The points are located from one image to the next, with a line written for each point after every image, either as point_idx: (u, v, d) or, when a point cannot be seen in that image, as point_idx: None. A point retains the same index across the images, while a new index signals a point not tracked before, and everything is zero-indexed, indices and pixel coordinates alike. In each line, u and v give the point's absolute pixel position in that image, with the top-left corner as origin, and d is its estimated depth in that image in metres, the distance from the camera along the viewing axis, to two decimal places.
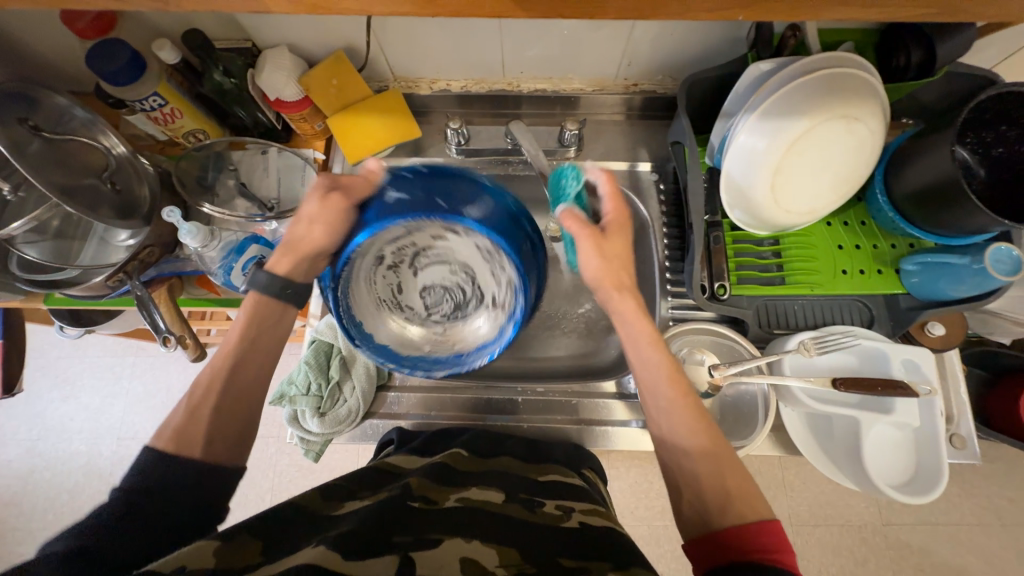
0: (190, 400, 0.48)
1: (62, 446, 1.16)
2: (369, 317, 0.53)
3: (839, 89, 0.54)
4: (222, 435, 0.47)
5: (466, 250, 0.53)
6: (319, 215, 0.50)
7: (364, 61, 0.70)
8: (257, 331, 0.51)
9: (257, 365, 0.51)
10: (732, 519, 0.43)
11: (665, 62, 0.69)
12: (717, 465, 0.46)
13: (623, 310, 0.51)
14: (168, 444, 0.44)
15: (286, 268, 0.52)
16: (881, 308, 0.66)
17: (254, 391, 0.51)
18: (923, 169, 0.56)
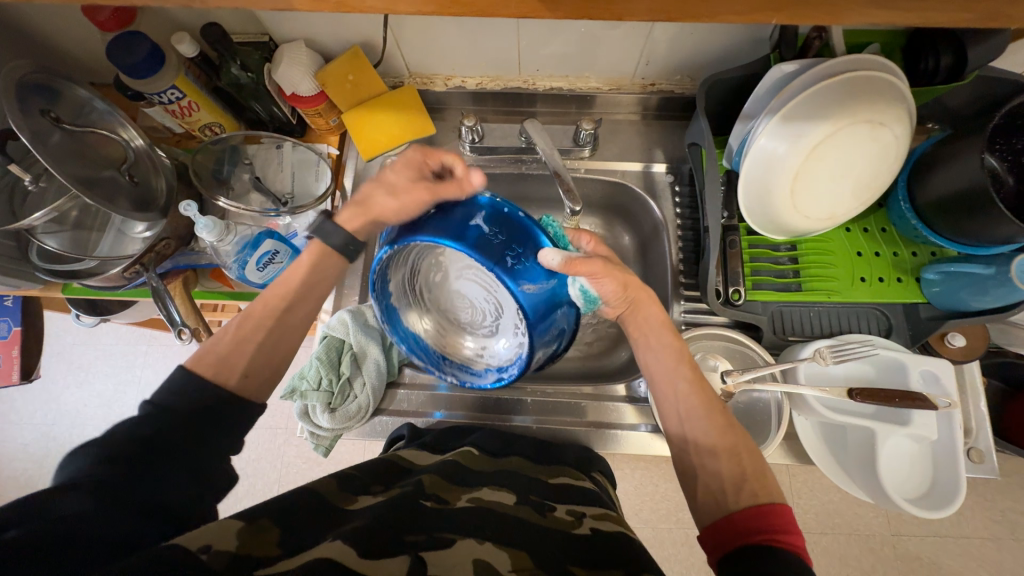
0: (235, 333, 0.50)
1: (77, 431, 1.18)
2: (397, 298, 0.54)
3: (865, 92, 0.53)
4: (256, 372, 0.50)
5: (505, 296, 0.48)
6: (403, 190, 0.52)
7: (379, 56, 0.70)
8: (311, 287, 0.54)
9: (300, 317, 0.54)
10: (747, 500, 0.43)
11: (684, 61, 0.68)
12: (736, 450, 0.47)
13: (647, 301, 0.54)
14: (208, 370, 0.48)
15: (353, 225, 0.56)
16: (900, 318, 0.64)
17: (290, 338, 0.54)
18: (948, 177, 0.55)
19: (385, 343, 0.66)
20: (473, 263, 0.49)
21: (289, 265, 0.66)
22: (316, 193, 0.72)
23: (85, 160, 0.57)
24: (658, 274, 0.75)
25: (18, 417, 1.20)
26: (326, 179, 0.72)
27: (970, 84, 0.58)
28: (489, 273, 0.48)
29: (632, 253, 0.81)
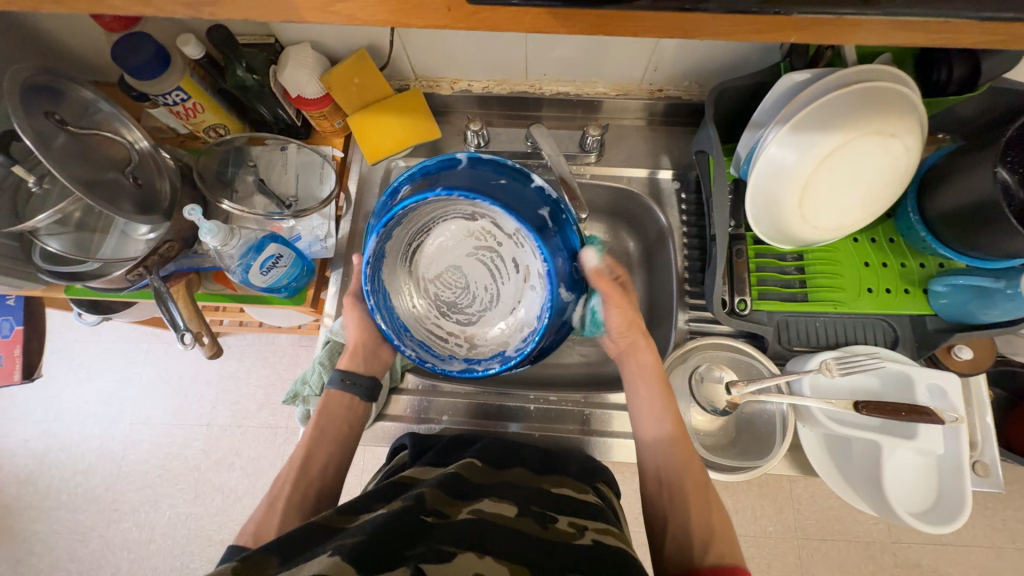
0: (273, 492, 0.53)
1: (77, 428, 1.18)
2: (394, 243, 0.54)
3: (878, 103, 0.52)
4: (296, 507, 0.53)
5: (515, 290, 0.56)
6: (351, 320, 0.63)
7: (386, 59, 0.69)
8: (327, 420, 0.58)
9: (330, 447, 0.57)
10: (714, 560, 0.47)
11: (693, 68, 0.68)
12: (708, 508, 0.52)
13: (637, 351, 0.60)
14: (248, 539, 0.49)
15: (347, 364, 0.62)
16: (907, 330, 0.64)
17: (328, 468, 0.57)
18: (959, 189, 0.54)
19: None
20: (502, 248, 0.56)
21: (292, 269, 0.65)
22: (320, 196, 0.71)
23: (89, 162, 0.57)
24: (663, 281, 0.74)
25: (19, 413, 1.20)
26: (331, 181, 0.72)
27: (982, 95, 0.58)
28: (510, 265, 0.56)
29: (637, 259, 0.80)
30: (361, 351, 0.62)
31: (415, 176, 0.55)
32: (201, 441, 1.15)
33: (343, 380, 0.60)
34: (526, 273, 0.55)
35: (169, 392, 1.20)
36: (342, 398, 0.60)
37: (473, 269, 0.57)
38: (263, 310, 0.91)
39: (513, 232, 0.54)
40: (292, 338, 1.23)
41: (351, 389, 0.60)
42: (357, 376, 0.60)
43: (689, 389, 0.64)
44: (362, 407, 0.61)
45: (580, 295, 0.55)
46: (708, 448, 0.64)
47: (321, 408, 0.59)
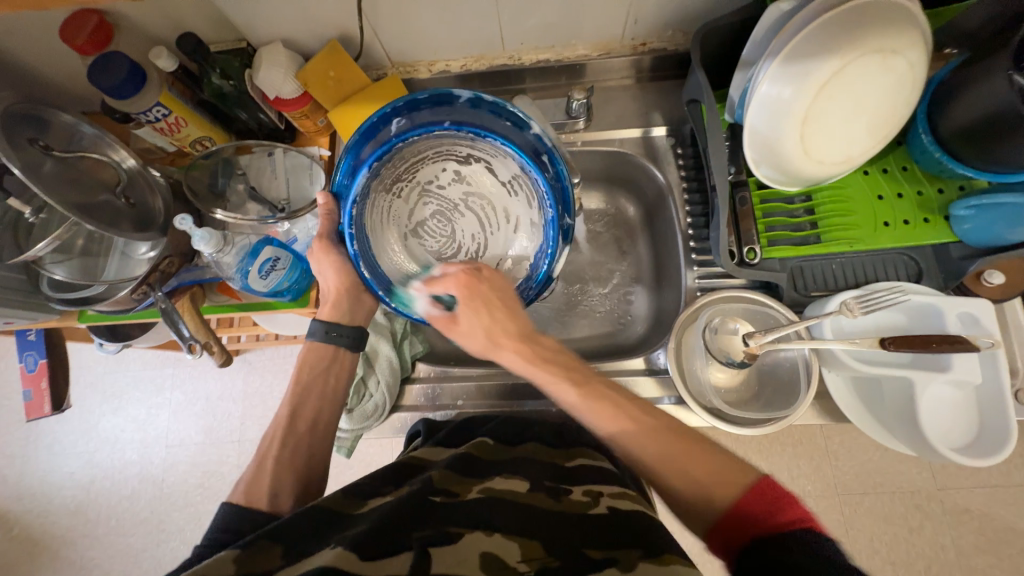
0: (261, 453, 0.53)
1: (116, 456, 1.22)
2: (385, 177, 0.58)
3: (874, 20, 0.49)
4: (284, 469, 0.52)
5: (504, 239, 0.62)
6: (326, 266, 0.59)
7: (359, 48, 0.68)
8: (309, 376, 0.58)
9: (313, 402, 0.57)
10: (730, 492, 0.43)
11: (675, 15, 0.64)
12: (686, 453, 0.47)
13: (520, 360, 0.53)
14: (240, 498, 0.49)
15: (329, 314, 0.61)
16: (929, 261, 0.61)
17: (313, 432, 0.56)
18: (974, 101, 0.51)
19: (394, 339, 0.66)
20: (489, 194, 0.62)
21: (291, 271, 0.65)
22: (311, 195, 0.71)
23: (80, 187, 0.57)
24: (667, 242, 0.72)
25: (61, 446, 1.25)
26: (321, 181, 0.71)
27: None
28: (499, 215, 0.62)
29: (639, 224, 0.78)
30: (344, 300, 0.61)
31: (404, 109, 0.59)
32: (233, 457, 1.18)
33: (327, 332, 0.60)
34: (516, 223, 0.62)
35: (198, 412, 1.22)
36: (323, 349, 0.60)
37: (461, 218, 0.62)
38: (274, 319, 0.92)
39: (506, 181, 0.61)
40: None
41: (335, 341, 0.60)
42: (341, 327, 0.60)
43: (704, 345, 0.61)
44: (347, 360, 0.61)
45: (568, 242, 0.59)
46: (732, 404, 0.61)
47: (303, 361, 0.60)
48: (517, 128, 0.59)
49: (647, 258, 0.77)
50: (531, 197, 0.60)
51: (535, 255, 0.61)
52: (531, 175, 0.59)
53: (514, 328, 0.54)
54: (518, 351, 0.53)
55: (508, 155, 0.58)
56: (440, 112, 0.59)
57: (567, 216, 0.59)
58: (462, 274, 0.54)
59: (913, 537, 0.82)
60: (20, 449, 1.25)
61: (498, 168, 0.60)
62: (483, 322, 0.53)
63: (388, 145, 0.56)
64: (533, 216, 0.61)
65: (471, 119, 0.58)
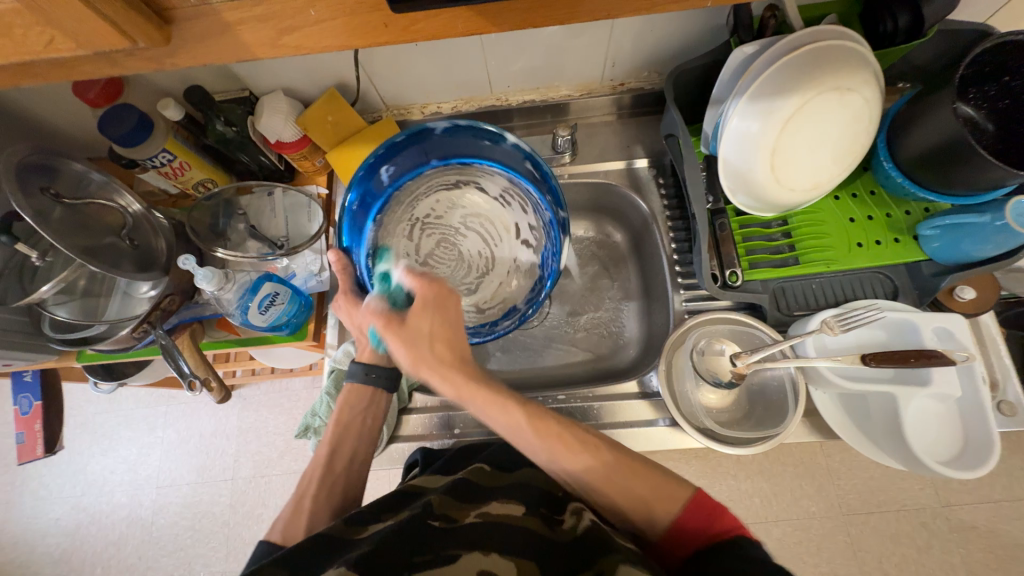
0: (298, 491, 0.55)
1: (104, 499, 1.19)
2: (391, 221, 0.64)
3: (829, 62, 0.53)
4: (321, 506, 0.53)
5: (510, 250, 0.66)
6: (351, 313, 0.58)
7: (356, 94, 0.73)
8: (350, 415, 0.59)
9: (353, 441, 0.58)
10: (665, 512, 0.45)
11: (649, 59, 0.70)
12: (629, 474, 0.47)
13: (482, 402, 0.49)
14: (278, 537, 0.51)
15: (369, 356, 0.61)
16: (904, 278, 0.63)
17: (351, 469, 0.57)
18: (927, 130, 0.55)
19: None
20: (484, 211, 0.66)
21: (290, 305, 0.67)
22: (310, 232, 0.74)
23: (88, 230, 0.59)
24: (654, 267, 0.75)
25: (48, 491, 1.21)
26: (319, 218, 0.74)
27: (934, 39, 0.59)
28: (499, 226, 0.66)
29: (626, 250, 0.81)
30: (381, 343, 0.60)
31: (388, 155, 0.61)
32: (226, 496, 1.15)
33: (366, 374, 0.60)
34: (518, 231, 0.65)
35: (191, 450, 1.20)
36: (364, 390, 0.59)
37: (465, 239, 0.65)
38: (272, 353, 0.93)
39: (497, 194, 0.65)
40: (304, 381, 1.23)
41: (375, 381, 0.60)
42: (379, 368, 0.60)
43: (692, 366, 0.63)
44: (383, 400, 0.60)
45: (569, 237, 0.61)
46: (724, 423, 0.63)
47: (343, 400, 0.59)
48: (495, 145, 0.62)
49: (636, 283, 0.79)
50: (525, 203, 0.64)
51: (542, 259, 0.65)
52: (520, 185, 0.63)
53: (461, 345, 0.51)
54: (454, 376, 0.49)
55: (493, 169, 0.64)
56: (422, 151, 0.63)
57: (561, 211, 0.61)
58: (433, 282, 0.52)
59: (921, 556, 0.81)
60: (6, 494, 1.22)
61: (488, 185, 0.65)
62: (433, 325, 0.50)
63: (384, 196, 0.63)
64: (530, 220, 0.65)
65: (454, 148, 0.63)
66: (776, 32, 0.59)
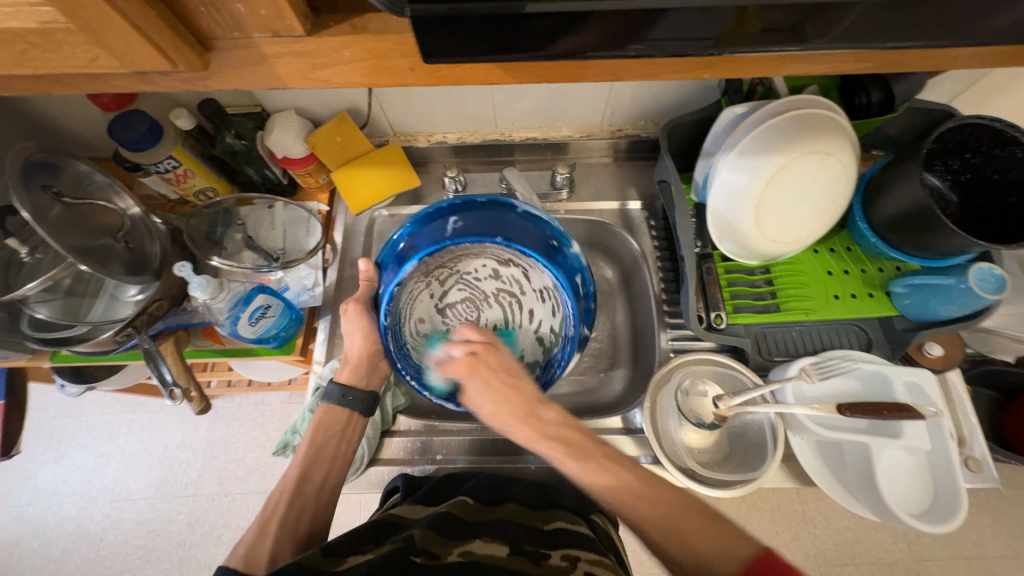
0: (263, 516, 0.52)
1: (52, 511, 1.12)
2: (427, 265, 0.60)
3: (811, 127, 0.58)
4: (286, 535, 0.50)
5: (522, 334, 0.65)
6: (353, 327, 0.61)
7: (365, 119, 0.75)
8: (323, 439, 0.58)
9: (325, 465, 0.57)
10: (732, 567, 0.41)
11: (647, 110, 0.75)
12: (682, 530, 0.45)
13: (526, 436, 0.54)
14: (239, 563, 0.47)
15: (347, 377, 0.61)
16: (877, 331, 0.66)
17: (322, 495, 0.55)
18: (898, 197, 0.59)
19: (378, 390, 0.66)
20: (521, 295, 0.65)
21: (280, 319, 0.67)
22: (307, 247, 0.74)
23: (82, 230, 0.59)
24: (642, 305, 0.77)
25: None
26: (317, 234, 0.75)
27: (905, 114, 0.64)
28: (523, 313, 0.65)
29: (616, 287, 0.83)
30: (362, 365, 0.62)
31: (460, 207, 0.60)
32: (185, 514, 1.10)
33: (343, 396, 0.59)
34: (537, 324, 0.65)
35: (152, 464, 1.15)
36: (339, 413, 0.59)
37: (487, 308, 0.65)
38: (253, 365, 0.91)
39: (536, 288, 0.64)
40: (281, 397, 1.20)
41: (350, 404, 0.60)
42: (356, 391, 0.60)
43: (676, 405, 0.64)
44: (359, 424, 0.61)
45: (580, 351, 0.61)
46: (705, 464, 0.63)
47: (317, 423, 0.59)
48: (559, 248, 0.60)
49: (625, 320, 0.81)
50: (557, 308, 0.63)
51: (552, 352, 0.63)
52: (561, 294, 0.61)
53: (518, 401, 0.55)
54: (529, 430, 0.54)
55: (543, 270, 0.61)
56: (493, 222, 0.59)
57: (584, 326, 0.60)
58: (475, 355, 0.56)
59: None
60: None
61: (533, 277, 0.63)
62: (490, 403, 0.55)
63: (438, 245, 0.57)
64: (554, 323, 0.63)
65: (526, 237, 0.58)
66: (764, 97, 0.64)
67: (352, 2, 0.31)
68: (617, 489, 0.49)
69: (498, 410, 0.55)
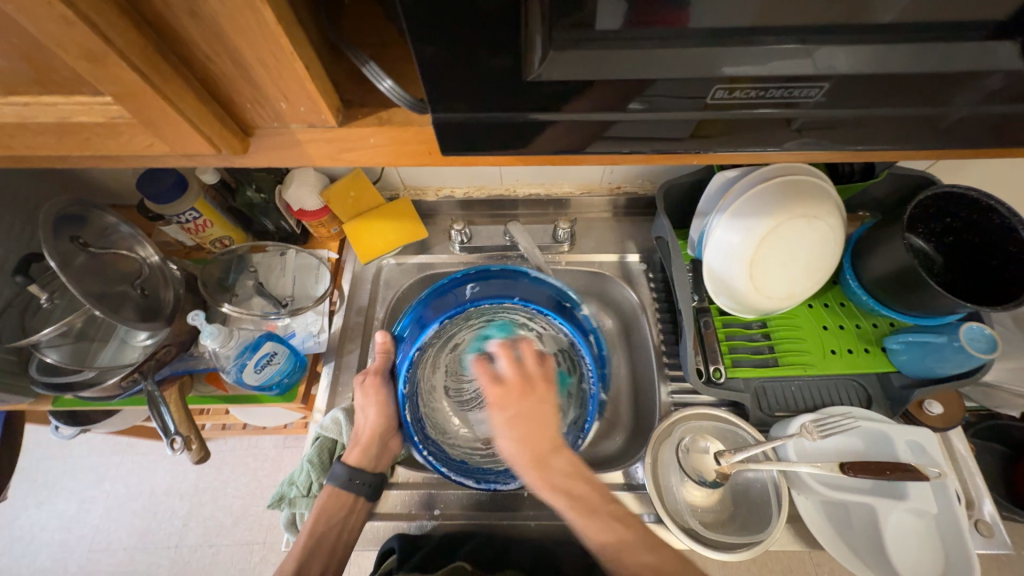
0: None
1: (27, 561, 1.07)
2: (444, 333, 0.66)
3: (798, 192, 0.62)
4: None
5: None
6: (368, 401, 0.63)
7: (377, 174, 0.80)
8: (325, 527, 0.57)
9: (323, 560, 0.56)
10: None
11: (643, 170, 0.79)
12: None
13: (547, 479, 0.52)
14: None
15: (355, 458, 0.61)
16: (876, 387, 0.67)
17: None
18: (885, 258, 0.62)
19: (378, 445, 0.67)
20: None
21: (285, 365, 0.68)
22: (315, 294, 0.76)
23: (102, 277, 0.61)
24: (642, 355, 0.78)
25: None
26: (325, 281, 0.77)
27: (887, 180, 0.68)
28: None
29: (617, 336, 0.84)
30: (372, 446, 0.62)
31: (476, 275, 0.67)
32: (165, 567, 1.05)
33: (350, 479, 0.59)
34: None
35: (136, 510, 1.11)
36: (344, 497, 0.59)
37: None
38: (250, 410, 0.90)
39: (552, 350, 0.67)
40: (275, 440, 1.18)
41: (356, 488, 0.60)
42: (363, 474, 0.60)
43: (677, 461, 0.64)
44: (364, 509, 0.60)
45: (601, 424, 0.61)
46: (709, 524, 0.62)
47: (321, 507, 0.59)
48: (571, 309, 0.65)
49: (625, 368, 0.81)
50: (574, 368, 0.65)
51: (570, 428, 0.63)
52: (577, 350, 0.64)
53: (544, 439, 0.53)
54: (546, 474, 0.52)
55: (557, 327, 0.65)
56: (507, 286, 0.67)
57: (603, 394, 0.61)
58: (519, 377, 0.56)
59: None
60: None
61: (548, 341, 0.67)
62: (511, 428, 0.53)
63: (459, 307, 0.65)
64: (572, 387, 0.65)
65: (537, 297, 0.66)
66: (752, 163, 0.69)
67: (377, 94, 0.35)
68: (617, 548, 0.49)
69: (527, 441, 0.53)
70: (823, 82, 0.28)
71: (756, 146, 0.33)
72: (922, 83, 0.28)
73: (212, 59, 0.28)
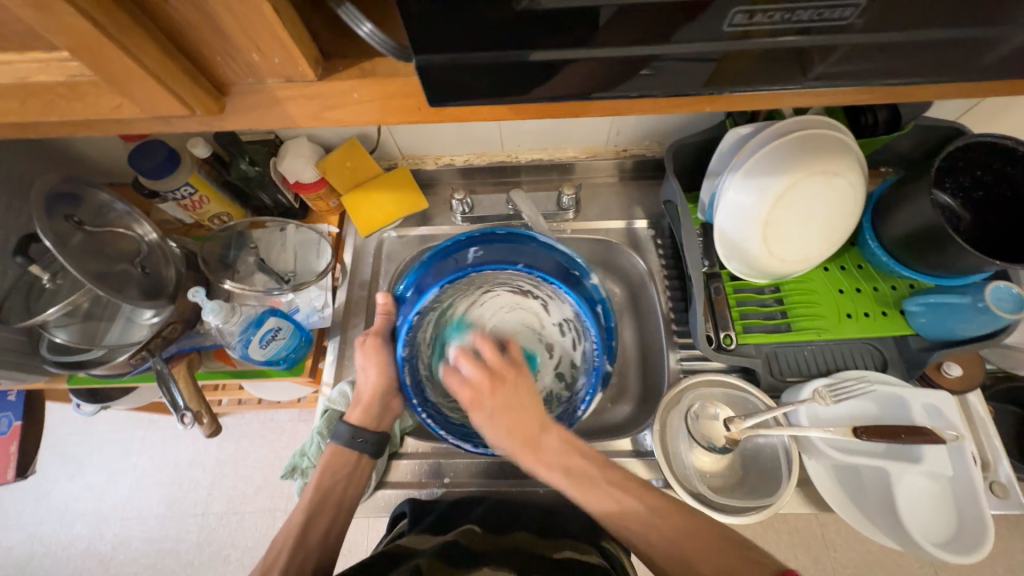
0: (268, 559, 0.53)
1: (64, 529, 1.13)
2: (445, 295, 0.61)
3: (818, 148, 0.58)
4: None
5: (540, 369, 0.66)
6: (368, 362, 0.62)
7: (374, 143, 0.77)
8: (330, 483, 0.58)
9: (329, 515, 0.57)
10: None
11: (651, 130, 0.75)
12: None
13: (543, 468, 0.51)
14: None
15: (358, 418, 0.61)
16: (893, 351, 0.65)
17: (325, 546, 0.56)
18: (909, 215, 0.58)
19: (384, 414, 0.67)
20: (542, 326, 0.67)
21: (290, 340, 0.68)
22: (317, 268, 0.76)
23: (101, 256, 0.61)
24: (650, 323, 0.77)
25: (6, 517, 1.16)
26: (327, 256, 0.76)
27: (913, 132, 0.64)
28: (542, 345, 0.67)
29: (624, 305, 0.82)
30: (373, 405, 0.61)
31: (479, 238, 0.62)
32: (194, 533, 1.10)
33: (353, 438, 0.60)
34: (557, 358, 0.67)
35: (162, 482, 1.15)
36: (348, 455, 0.59)
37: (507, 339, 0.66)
38: (262, 384, 0.91)
39: (557, 320, 0.67)
40: (290, 414, 1.20)
41: (359, 446, 0.60)
42: (366, 434, 0.60)
43: (687, 429, 0.63)
44: (368, 466, 0.61)
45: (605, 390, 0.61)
46: (717, 488, 0.62)
47: (325, 465, 0.59)
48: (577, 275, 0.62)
49: (633, 336, 0.80)
50: (580, 337, 0.64)
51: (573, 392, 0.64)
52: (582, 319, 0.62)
53: (529, 424, 0.52)
54: (546, 464, 0.51)
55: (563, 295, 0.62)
56: (513, 250, 0.61)
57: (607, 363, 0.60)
58: (485, 374, 0.52)
59: None
60: None
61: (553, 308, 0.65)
62: (492, 426, 0.52)
63: (461, 272, 0.58)
64: (576, 356, 0.65)
65: (543, 263, 0.60)
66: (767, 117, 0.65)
67: (361, 46, 0.32)
68: (626, 511, 0.49)
69: (512, 433, 0.52)
70: (860, 0, 0.25)
71: (773, 88, 0.31)
72: (967, 2, 0.25)
73: (176, 7, 0.25)
